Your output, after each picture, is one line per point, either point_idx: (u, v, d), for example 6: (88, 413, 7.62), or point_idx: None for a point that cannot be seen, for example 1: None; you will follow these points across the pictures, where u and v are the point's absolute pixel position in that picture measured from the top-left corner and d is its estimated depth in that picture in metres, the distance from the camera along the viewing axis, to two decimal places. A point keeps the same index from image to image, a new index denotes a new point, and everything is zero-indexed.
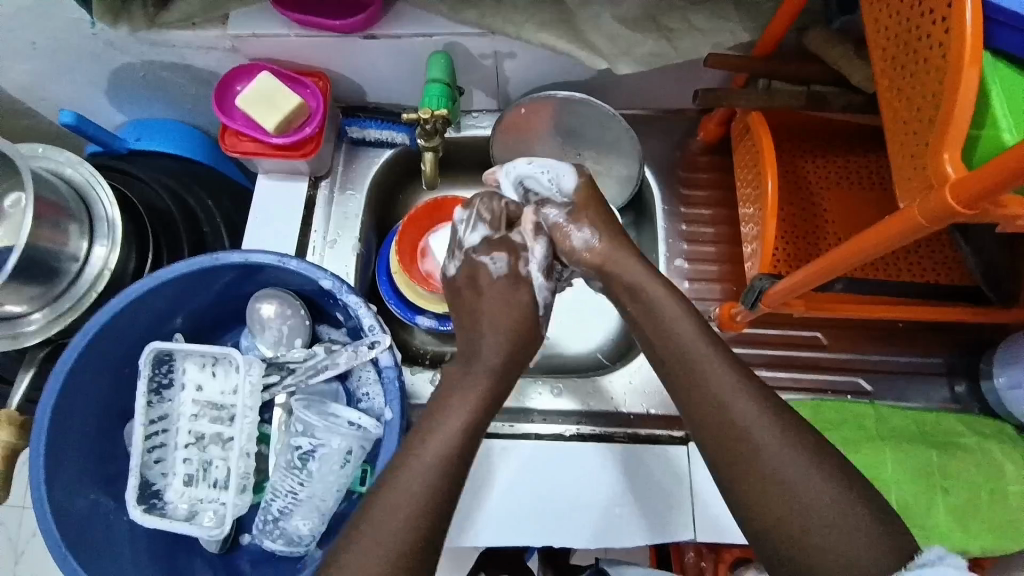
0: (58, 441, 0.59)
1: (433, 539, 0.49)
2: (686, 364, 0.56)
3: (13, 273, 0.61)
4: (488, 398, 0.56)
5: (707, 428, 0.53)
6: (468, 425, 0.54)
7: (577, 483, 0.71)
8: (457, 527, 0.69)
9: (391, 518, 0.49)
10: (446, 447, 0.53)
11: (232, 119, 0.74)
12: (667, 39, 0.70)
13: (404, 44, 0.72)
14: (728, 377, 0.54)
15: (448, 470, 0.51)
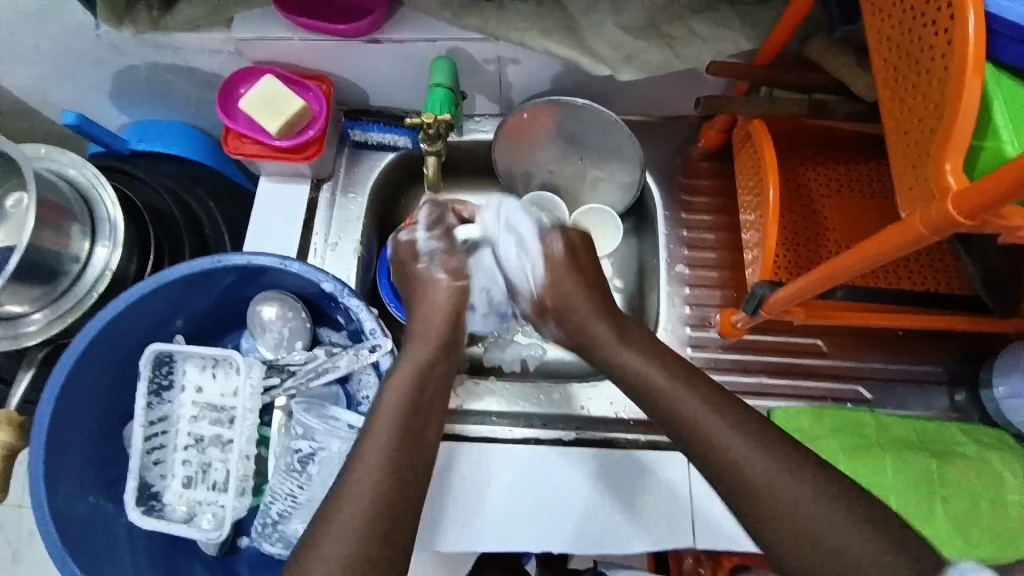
0: (59, 442, 0.59)
1: (397, 525, 0.49)
2: (624, 358, 0.59)
3: (15, 274, 0.61)
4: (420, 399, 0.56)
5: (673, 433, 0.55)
6: (399, 426, 0.54)
7: (575, 489, 0.70)
8: (455, 532, 0.68)
9: (359, 494, 0.49)
10: (397, 419, 0.55)
11: (235, 122, 0.74)
12: (670, 47, 0.71)
13: (408, 48, 0.73)
14: (666, 379, 0.56)
15: (390, 471, 0.51)
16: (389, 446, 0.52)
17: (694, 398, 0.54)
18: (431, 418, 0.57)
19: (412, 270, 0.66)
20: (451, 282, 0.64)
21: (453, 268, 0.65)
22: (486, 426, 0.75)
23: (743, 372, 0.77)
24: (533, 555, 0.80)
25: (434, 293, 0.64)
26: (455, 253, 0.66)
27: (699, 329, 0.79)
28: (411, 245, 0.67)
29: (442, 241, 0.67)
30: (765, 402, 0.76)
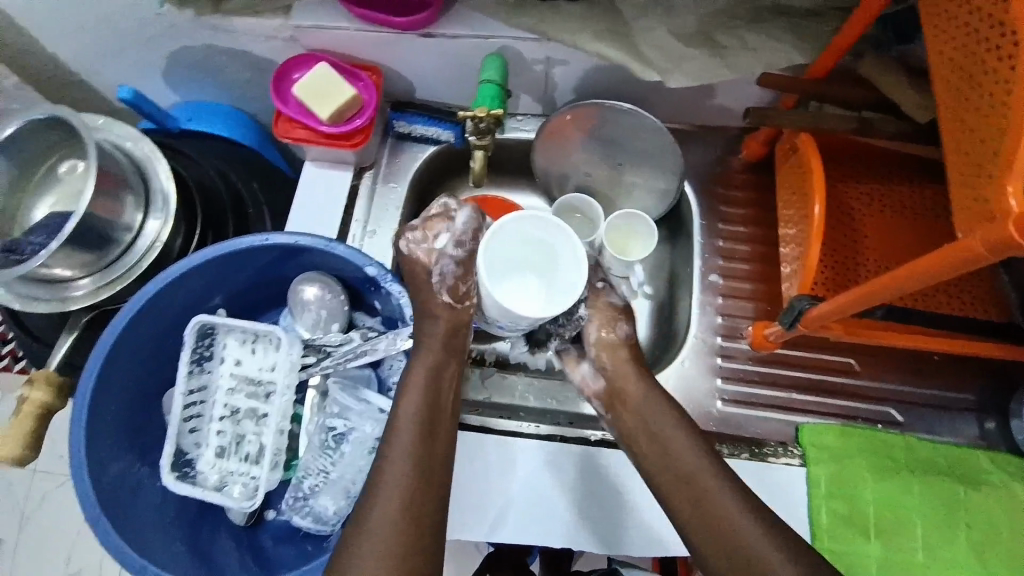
0: (99, 405, 0.60)
1: (426, 523, 0.53)
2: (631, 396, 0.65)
3: (70, 239, 0.63)
4: (433, 409, 0.59)
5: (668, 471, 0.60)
6: (417, 434, 0.57)
7: (582, 486, 0.70)
8: (460, 522, 0.69)
9: (389, 500, 0.53)
10: (415, 419, 0.58)
11: (287, 105, 0.75)
12: (722, 56, 0.71)
13: (459, 44, 0.74)
14: (670, 414, 0.63)
15: (420, 474, 0.55)
16: (413, 449, 0.56)
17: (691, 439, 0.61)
18: (447, 415, 0.61)
19: (417, 281, 0.66)
20: (456, 303, 0.64)
21: (463, 291, 0.65)
22: (514, 421, 0.74)
23: (772, 385, 0.77)
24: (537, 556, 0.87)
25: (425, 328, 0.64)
26: (467, 278, 0.65)
27: (730, 339, 0.78)
28: (418, 259, 0.65)
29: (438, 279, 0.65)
30: (793, 417, 0.75)
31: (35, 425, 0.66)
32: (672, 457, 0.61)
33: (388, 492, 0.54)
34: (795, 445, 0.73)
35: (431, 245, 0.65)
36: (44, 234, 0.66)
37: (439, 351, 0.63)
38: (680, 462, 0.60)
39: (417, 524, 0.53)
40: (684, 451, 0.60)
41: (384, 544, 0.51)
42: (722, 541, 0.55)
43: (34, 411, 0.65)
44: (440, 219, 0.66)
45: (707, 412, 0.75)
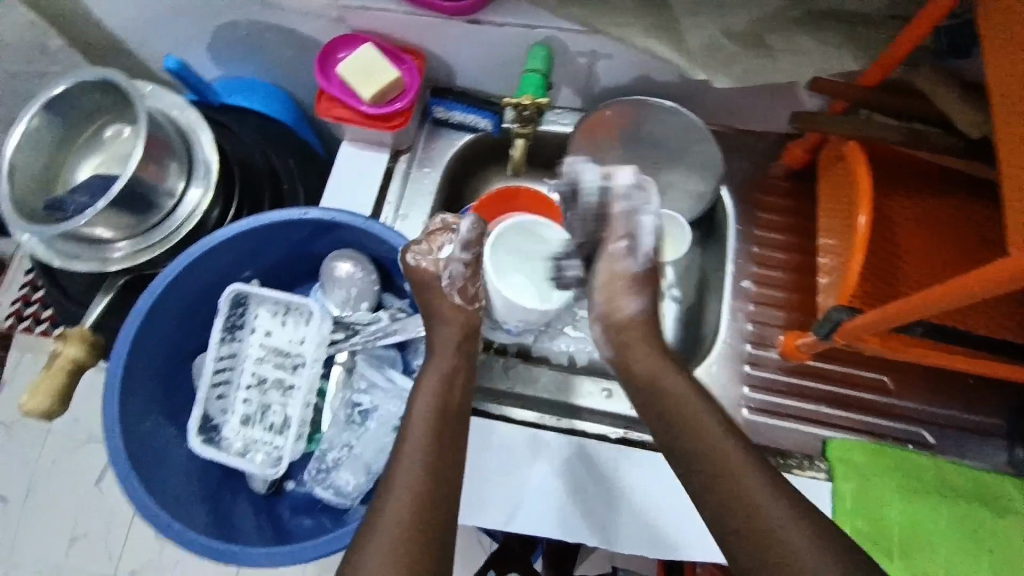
0: (134, 364, 0.61)
1: (436, 526, 0.52)
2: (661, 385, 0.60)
3: (115, 201, 0.64)
4: (444, 414, 0.59)
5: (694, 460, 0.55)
6: (429, 437, 0.57)
7: (587, 478, 0.70)
8: (471, 508, 0.69)
9: (398, 502, 0.52)
10: (432, 417, 0.59)
11: (329, 83, 0.75)
12: (772, 59, 0.69)
13: (505, 32, 0.73)
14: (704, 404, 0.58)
15: (431, 477, 0.54)
16: (428, 444, 0.56)
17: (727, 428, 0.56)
18: (462, 418, 0.60)
19: (425, 287, 0.66)
20: (465, 306, 0.66)
21: (471, 292, 0.66)
22: (536, 413, 0.74)
23: (801, 396, 0.75)
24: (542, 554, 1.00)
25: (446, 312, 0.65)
26: (476, 280, 0.66)
27: (760, 347, 0.77)
28: (429, 267, 0.65)
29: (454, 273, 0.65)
30: (820, 430, 0.74)
31: (65, 380, 0.67)
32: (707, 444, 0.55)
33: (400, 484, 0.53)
34: (822, 460, 0.72)
35: (436, 256, 0.66)
36: (87, 194, 0.67)
37: (456, 358, 0.63)
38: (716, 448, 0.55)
39: (427, 521, 0.52)
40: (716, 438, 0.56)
41: (392, 547, 0.50)
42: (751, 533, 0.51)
43: (66, 366, 0.66)
44: (443, 231, 0.66)
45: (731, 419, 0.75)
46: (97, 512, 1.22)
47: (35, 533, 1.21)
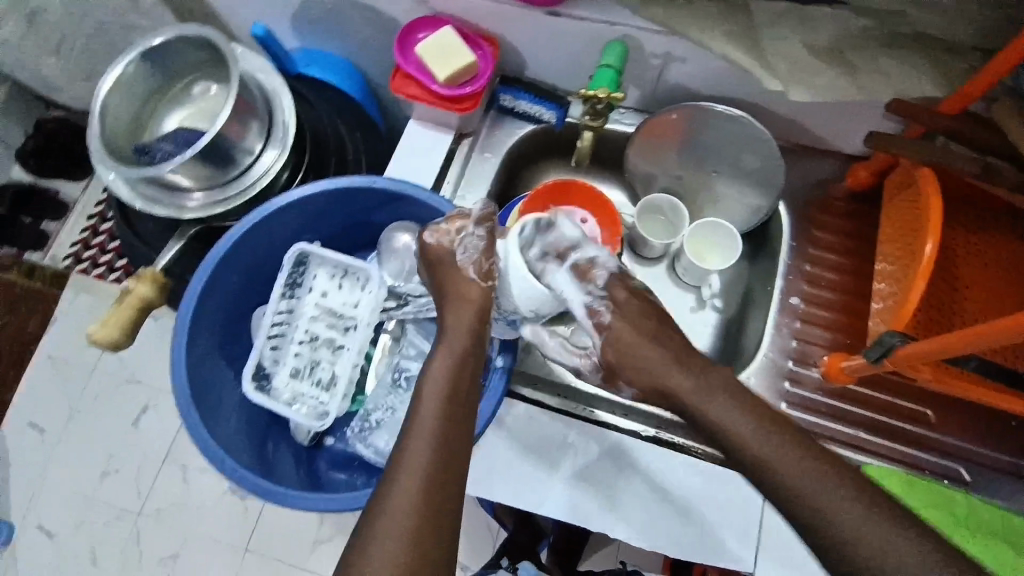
0: (202, 307, 0.67)
1: (443, 521, 0.52)
2: (685, 394, 0.61)
3: (200, 153, 0.68)
4: (451, 405, 0.58)
5: (733, 454, 0.58)
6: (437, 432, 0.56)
7: (597, 466, 0.71)
8: (497, 485, 0.71)
9: (402, 497, 0.52)
10: (440, 407, 0.58)
11: (407, 62, 0.78)
12: (852, 76, 0.69)
13: (584, 26, 0.74)
14: (734, 412, 0.59)
15: (437, 472, 0.54)
16: (434, 435, 0.56)
17: (766, 431, 0.57)
18: (467, 406, 0.60)
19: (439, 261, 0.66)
20: (480, 281, 0.64)
21: (486, 269, 0.64)
22: (569, 402, 0.76)
23: (837, 417, 0.75)
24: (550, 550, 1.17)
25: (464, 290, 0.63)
26: (491, 255, 0.64)
27: (802, 365, 0.77)
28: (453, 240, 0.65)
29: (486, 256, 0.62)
30: (855, 455, 0.73)
31: (134, 316, 0.71)
32: (744, 443, 0.57)
33: (406, 474, 0.54)
34: None
35: (452, 235, 0.66)
36: (172, 144, 0.72)
37: (463, 347, 0.61)
38: (756, 448, 0.56)
39: (433, 511, 0.53)
40: (756, 437, 0.57)
41: (397, 541, 0.51)
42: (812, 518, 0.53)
43: (135, 303, 0.70)
44: (461, 216, 0.66)
45: None
46: (132, 450, 1.29)
47: (72, 463, 1.28)
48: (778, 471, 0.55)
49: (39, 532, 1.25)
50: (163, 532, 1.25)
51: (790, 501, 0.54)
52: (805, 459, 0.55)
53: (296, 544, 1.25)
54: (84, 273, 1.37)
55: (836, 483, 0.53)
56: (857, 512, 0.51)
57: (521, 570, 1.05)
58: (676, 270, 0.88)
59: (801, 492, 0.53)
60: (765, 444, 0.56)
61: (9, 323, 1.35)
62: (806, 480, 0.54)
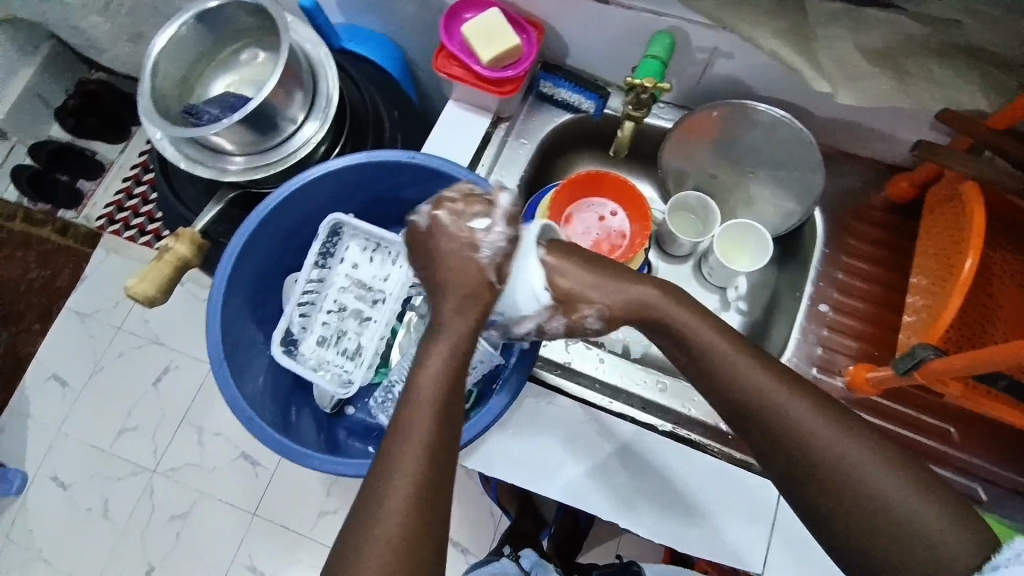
0: (238, 270, 0.68)
1: (439, 515, 0.50)
2: (753, 383, 0.54)
3: (246, 118, 0.69)
4: (447, 396, 0.54)
5: (786, 449, 0.52)
6: (434, 425, 0.52)
7: (613, 458, 0.72)
8: (511, 466, 0.72)
9: (398, 490, 0.49)
10: (434, 400, 0.53)
11: (451, 42, 0.78)
12: (901, 82, 0.68)
13: (631, 15, 0.74)
14: (794, 404, 0.52)
15: (434, 465, 0.51)
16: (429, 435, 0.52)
17: (828, 421, 0.52)
18: (457, 402, 0.55)
19: (442, 244, 0.57)
20: (496, 283, 0.56)
21: (501, 270, 0.57)
22: (588, 390, 0.77)
23: None
24: (551, 540, 1.19)
25: (460, 264, 0.56)
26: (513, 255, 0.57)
27: (827, 374, 0.76)
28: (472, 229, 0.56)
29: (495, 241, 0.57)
30: None
31: (171, 273, 0.72)
32: (804, 437, 0.52)
33: (397, 479, 0.50)
34: None
35: (467, 220, 0.57)
36: (218, 108, 0.73)
37: (455, 338, 0.55)
38: (815, 443, 0.51)
39: (424, 515, 0.50)
40: (817, 429, 0.51)
41: (395, 535, 0.48)
42: (867, 517, 0.50)
43: (172, 261, 0.72)
44: (480, 200, 0.58)
45: None
46: (151, 409, 1.32)
47: (91, 418, 1.32)
48: (819, 480, 0.51)
49: (54, 483, 1.29)
50: (173, 491, 1.28)
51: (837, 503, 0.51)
52: (866, 450, 0.51)
53: (303, 514, 1.27)
54: (115, 233, 1.40)
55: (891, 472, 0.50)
56: (919, 507, 0.49)
57: (523, 557, 1.01)
58: (702, 269, 0.89)
59: (843, 497, 0.50)
60: (832, 439, 0.51)
61: (39, 277, 1.38)
62: (849, 494, 0.50)
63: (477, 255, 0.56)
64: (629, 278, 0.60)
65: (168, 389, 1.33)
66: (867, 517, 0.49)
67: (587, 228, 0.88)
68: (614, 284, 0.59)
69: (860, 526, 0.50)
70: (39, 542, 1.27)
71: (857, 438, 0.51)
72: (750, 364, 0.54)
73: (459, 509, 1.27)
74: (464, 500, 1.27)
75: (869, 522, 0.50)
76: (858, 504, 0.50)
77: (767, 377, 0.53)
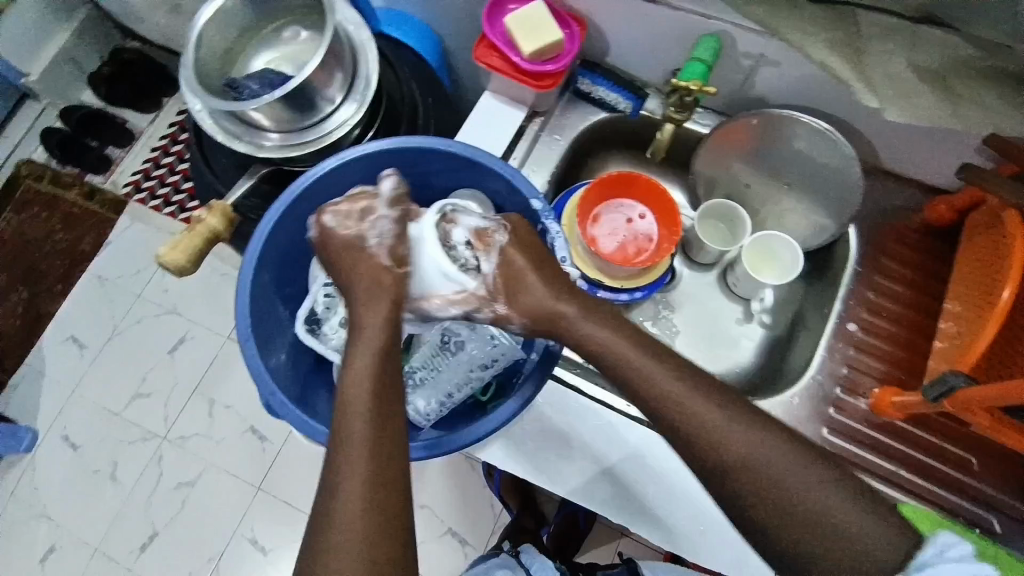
0: (270, 244, 0.69)
1: (392, 507, 0.50)
2: (670, 395, 0.54)
3: (286, 95, 0.69)
4: (381, 390, 0.54)
5: (710, 460, 0.53)
6: (372, 422, 0.52)
7: (622, 456, 0.73)
8: (518, 455, 0.73)
9: (352, 488, 0.50)
10: (370, 393, 0.54)
11: (494, 32, 0.78)
12: (953, 103, 0.66)
13: (678, 16, 0.72)
14: (711, 412, 0.53)
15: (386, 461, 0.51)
16: (367, 430, 0.52)
17: (743, 428, 0.53)
18: (393, 396, 0.54)
19: (353, 249, 0.59)
20: (392, 267, 0.59)
21: (401, 255, 0.60)
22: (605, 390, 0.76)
23: (878, 452, 0.73)
24: (550, 537, 1.19)
25: (365, 266, 0.59)
26: (404, 240, 0.60)
27: (849, 395, 0.75)
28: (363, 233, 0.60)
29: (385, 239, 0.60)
30: (892, 491, 0.72)
31: (201, 245, 0.73)
32: (726, 446, 0.52)
33: (347, 478, 0.50)
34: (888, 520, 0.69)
35: (361, 218, 0.60)
36: (259, 84, 0.73)
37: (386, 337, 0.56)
38: (737, 450, 0.52)
39: (393, 515, 0.50)
40: (734, 436, 0.52)
41: (355, 534, 0.49)
42: (790, 515, 0.52)
43: (203, 232, 0.72)
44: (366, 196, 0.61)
45: None
46: (164, 376, 1.34)
47: (105, 382, 1.34)
48: (742, 487, 0.52)
49: (64, 442, 1.31)
50: (180, 459, 1.30)
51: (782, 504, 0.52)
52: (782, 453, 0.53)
53: (306, 492, 1.28)
54: (141, 202, 1.42)
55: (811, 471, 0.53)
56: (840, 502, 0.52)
57: (523, 552, 0.99)
58: (727, 279, 0.88)
59: (770, 500, 0.52)
60: (748, 445, 0.52)
61: (63, 240, 1.40)
62: (773, 497, 0.52)
63: (366, 245, 0.60)
64: (549, 271, 0.61)
65: (182, 358, 1.35)
66: (792, 515, 0.52)
67: (613, 228, 0.87)
68: (536, 278, 0.59)
69: (783, 524, 0.52)
70: (44, 499, 1.29)
71: (772, 441, 0.53)
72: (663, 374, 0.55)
73: (460, 501, 1.27)
74: (466, 492, 1.27)
75: (790, 521, 0.52)
76: (782, 506, 0.52)
77: (678, 389, 0.54)
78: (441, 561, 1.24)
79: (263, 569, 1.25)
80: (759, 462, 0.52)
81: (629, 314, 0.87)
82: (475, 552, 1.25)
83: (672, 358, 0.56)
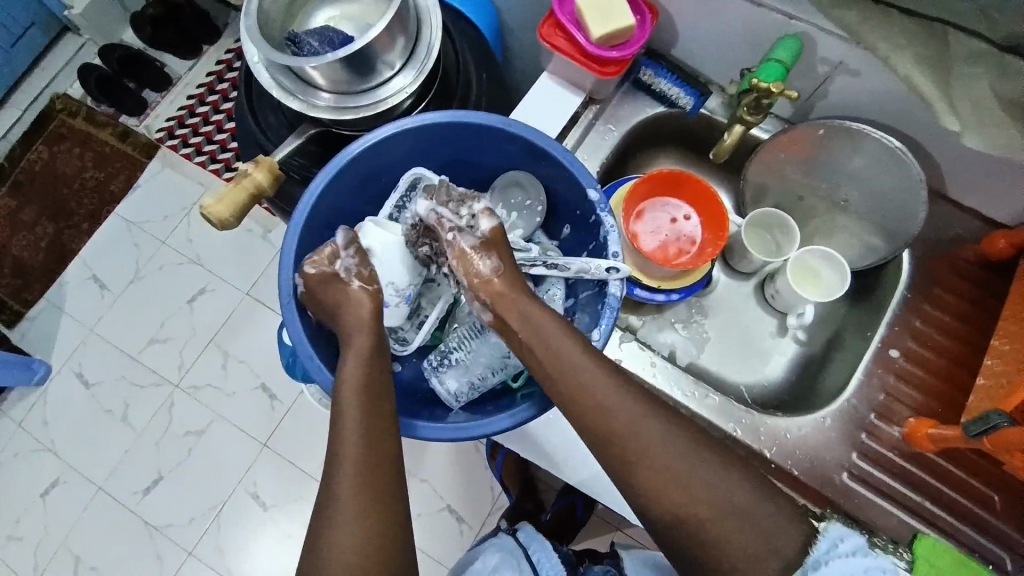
0: (321, 199, 0.68)
1: (385, 479, 0.54)
2: (625, 412, 0.55)
3: (346, 56, 0.67)
4: (369, 393, 0.57)
5: (665, 478, 0.54)
6: (367, 418, 0.56)
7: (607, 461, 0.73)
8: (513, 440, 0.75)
9: (344, 467, 0.53)
10: (359, 388, 0.57)
11: (562, 9, 0.74)
12: None
13: (760, 13, 0.70)
14: (661, 428, 0.55)
15: (377, 448, 0.55)
16: (359, 427, 0.55)
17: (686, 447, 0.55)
18: (385, 396, 0.58)
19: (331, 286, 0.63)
20: (367, 285, 0.64)
21: (368, 274, 0.64)
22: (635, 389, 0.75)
23: (902, 480, 0.72)
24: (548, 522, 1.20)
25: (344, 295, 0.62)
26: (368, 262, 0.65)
27: (882, 421, 0.74)
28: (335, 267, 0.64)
29: (358, 255, 0.65)
30: (914, 521, 0.71)
31: (245, 200, 0.72)
32: (671, 466, 0.54)
33: (343, 469, 0.53)
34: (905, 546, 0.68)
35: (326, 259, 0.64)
36: (319, 42, 0.71)
37: (370, 345, 0.61)
38: (682, 465, 0.54)
39: (383, 501, 0.53)
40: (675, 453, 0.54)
41: (350, 510, 0.52)
42: (737, 528, 0.53)
43: (248, 187, 0.71)
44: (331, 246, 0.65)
45: (827, 478, 0.72)
46: (182, 324, 1.35)
47: (123, 324, 1.35)
48: (693, 499, 0.53)
49: (77, 378, 1.33)
50: (191, 408, 1.31)
51: (755, 519, 0.53)
52: (717, 466, 0.55)
53: (310, 454, 1.30)
54: (173, 148, 1.41)
55: (744, 486, 0.54)
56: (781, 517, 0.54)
57: (521, 530, 0.94)
58: (765, 290, 0.86)
59: (728, 511, 0.53)
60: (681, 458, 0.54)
61: (92, 178, 1.40)
62: (727, 509, 0.53)
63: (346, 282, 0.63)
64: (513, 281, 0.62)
65: (200, 309, 1.35)
66: (745, 525, 0.53)
67: (657, 226, 0.86)
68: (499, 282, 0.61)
69: (726, 544, 0.53)
70: (52, 433, 1.31)
71: (714, 459, 0.55)
72: (620, 390, 0.56)
73: (462, 478, 1.28)
74: (468, 470, 1.28)
75: (744, 530, 0.53)
76: (728, 520, 0.53)
77: (624, 404, 0.56)
78: (437, 534, 1.25)
79: (262, 523, 1.27)
80: (703, 476, 0.54)
81: (661, 314, 0.86)
82: (472, 530, 1.26)
83: (616, 375, 0.57)
